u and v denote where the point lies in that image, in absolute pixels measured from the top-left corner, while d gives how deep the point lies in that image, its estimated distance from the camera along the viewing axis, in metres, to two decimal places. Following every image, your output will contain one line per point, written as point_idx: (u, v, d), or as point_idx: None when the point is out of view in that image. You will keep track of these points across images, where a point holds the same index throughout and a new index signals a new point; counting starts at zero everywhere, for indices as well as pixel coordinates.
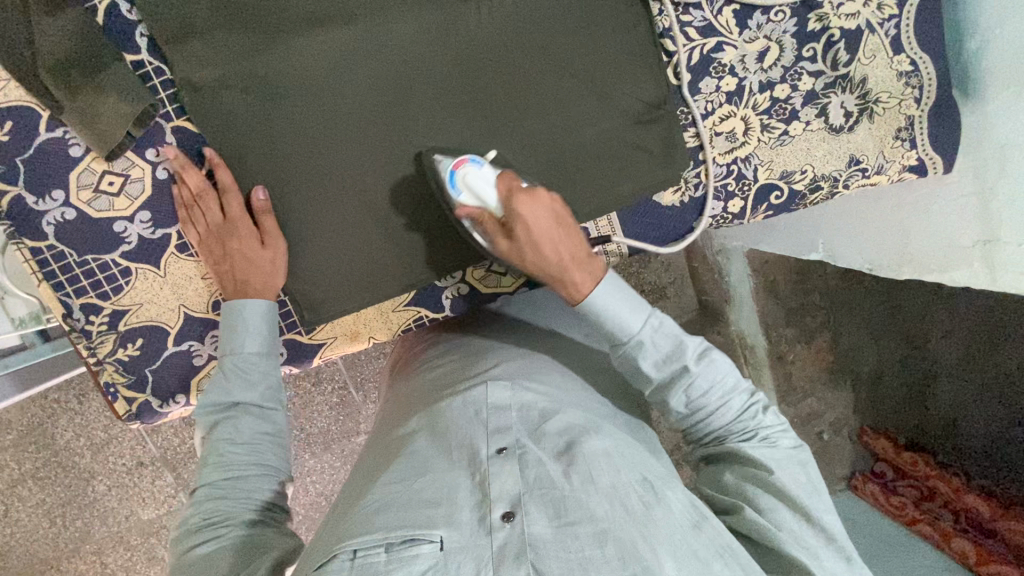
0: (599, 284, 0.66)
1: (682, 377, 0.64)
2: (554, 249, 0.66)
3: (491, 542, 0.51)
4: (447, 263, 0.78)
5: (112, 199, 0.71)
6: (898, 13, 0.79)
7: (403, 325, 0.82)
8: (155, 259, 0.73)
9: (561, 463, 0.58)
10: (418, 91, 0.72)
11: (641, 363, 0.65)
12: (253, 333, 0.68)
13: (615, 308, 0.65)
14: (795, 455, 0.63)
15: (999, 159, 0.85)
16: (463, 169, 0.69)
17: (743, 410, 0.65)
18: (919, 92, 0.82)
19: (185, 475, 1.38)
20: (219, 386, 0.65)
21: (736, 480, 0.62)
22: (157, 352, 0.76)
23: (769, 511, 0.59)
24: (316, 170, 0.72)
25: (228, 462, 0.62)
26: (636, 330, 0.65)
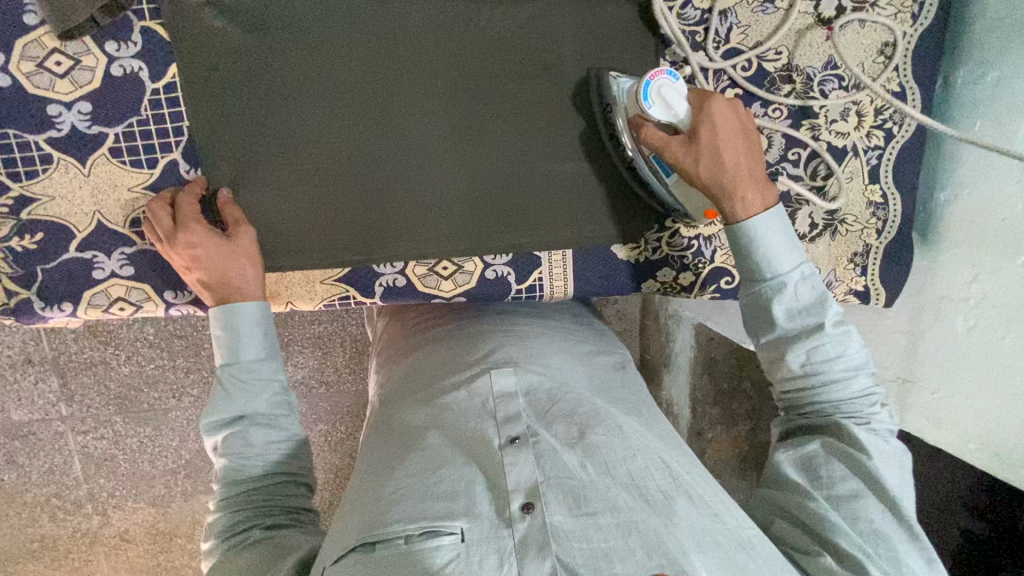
0: (767, 209, 0.69)
1: (813, 335, 0.69)
2: (735, 162, 0.68)
3: (514, 533, 0.57)
4: (404, 248, 0.75)
5: (55, 79, 0.66)
6: (882, 146, 0.82)
7: (326, 299, 0.78)
8: (81, 154, 0.68)
9: (574, 452, 0.65)
10: (411, 72, 0.71)
11: (775, 304, 0.69)
12: (253, 340, 0.69)
13: (771, 244, 0.69)
14: (897, 457, 0.70)
15: (933, 311, 0.88)
16: (660, 79, 0.67)
17: (860, 392, 0.70)
18: (882, 225, 0.85)
19: (73, 385, 1.29)
20: (224, 396, 0.68)
21: (827, 454, 0.69)
22: (54, 252, 0.70)
23: (853, 499, 0.67)
24: (288, 129, 0.70)
25: (241, 472, 0.67)
26: (784, 272, 0.69)
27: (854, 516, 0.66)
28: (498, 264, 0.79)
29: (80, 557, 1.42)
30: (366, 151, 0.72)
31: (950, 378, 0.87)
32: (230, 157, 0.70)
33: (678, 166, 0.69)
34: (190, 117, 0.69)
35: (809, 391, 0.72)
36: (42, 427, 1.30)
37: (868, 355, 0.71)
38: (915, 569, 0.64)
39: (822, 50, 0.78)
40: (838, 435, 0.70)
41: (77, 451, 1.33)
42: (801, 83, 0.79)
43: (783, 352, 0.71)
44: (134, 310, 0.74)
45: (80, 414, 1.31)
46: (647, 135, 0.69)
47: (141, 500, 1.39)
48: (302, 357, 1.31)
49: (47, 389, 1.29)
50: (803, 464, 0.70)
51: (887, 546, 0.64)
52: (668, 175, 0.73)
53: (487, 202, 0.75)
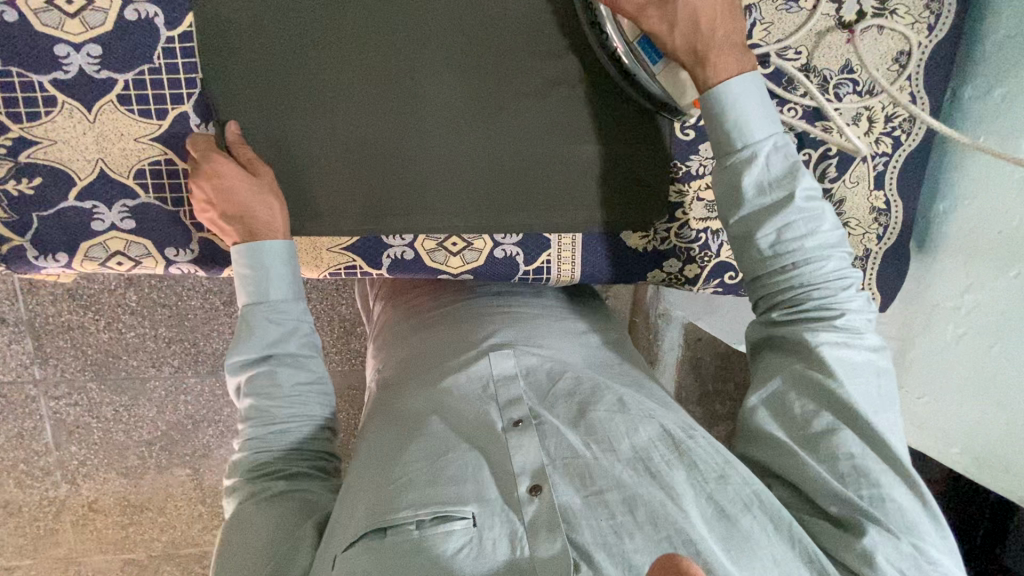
0: (741, 75, 0.66)
1: (782, 215, 0.64)
2: (711, 23, 0.64)
3: (524, 517, 0.57)
4: (413, 221, 0.74)
5: (66, 18, 0.63)
6: (890, 153, 0.84)
7: (333, 267, 0.77)
8: (87, 99, 0.66)
9: (578, 431, 0.65)
10: (430, 42, 0.70)
11: (746, 176, 0.65)
12: (278, 279, 0.68)
13: (742, 113, 0.65)
14: (872, 364, 0.65)
15: (925, 319, 0.90)
16: None
17: (834, 275, 0.65)
18: (883, 231, 0.87)
19: (49, 347, 1.25)
20: (249, 334, 0.67)
21: (795, 387, 0.65)
22: (52, 199, 0.68)
23: (830, 432, 0.62)
24: (296, 74, 0.68)
25: (266, 415, 0.67)
26: (755, 140, 0.66)
27: (834, 453, 0.61)
28: (507, 244, 0.79)
29: (45, 525, 1.38)
30: (376, 102, 0.70)
31: (937, 384, 0.89)
32: (234, 103, 0.67)
33: (652, 31, 0.65)
34: (198, 56, 0.66)
35: (779, 285, 0.67)
36: (12, 389, 1.26)
37: (843, 238, 0.67)
38: (899, 503, 0.59)
39: (840, 54, 0.79)
40: (807, 352, 0.65)
41: (48, 416, 1.29)
42: (817, 84, 0.80)
43: (752, 233, 0.66)
44: (133, 265, 0.71)
45: (54, 378, 1.27)
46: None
47: (113, 471, 1.35)
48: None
49: (21, 351, 1.25)
50: (777, 409, 0.66)
51: (869, 483, 0.59)
52: (653, 62, 0.69)
53: (499, 174, 0.74)
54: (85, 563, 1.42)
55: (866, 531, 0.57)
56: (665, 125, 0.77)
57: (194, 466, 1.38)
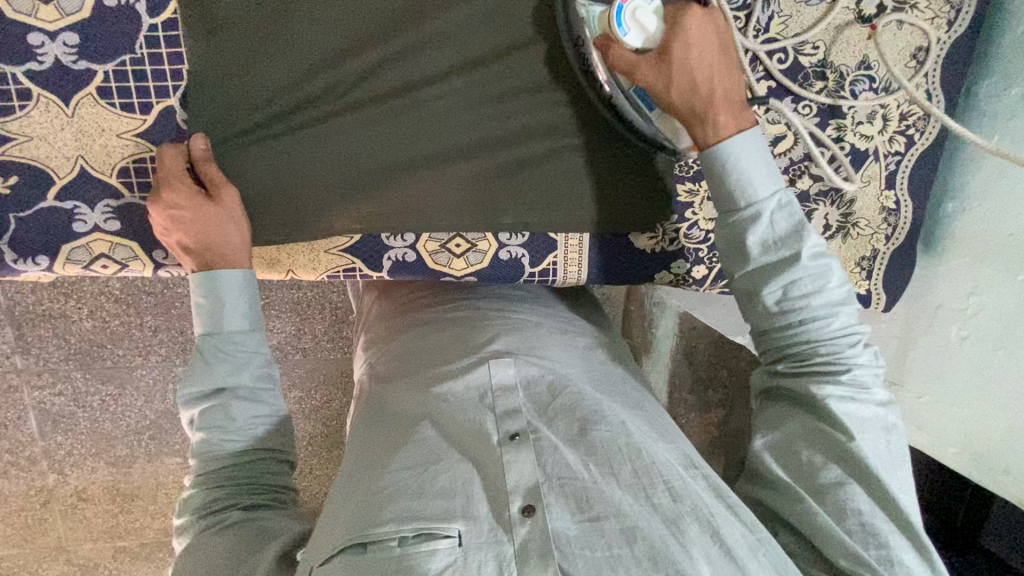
0: (741, 132, 0.63)
1: (787, 275, 0.62)
2: (709, 80, 0.62)
3: (515, 539, 0.56)
4: (403, 221, 0.70)
5: (39, 5, 0.58)
6: (902, 152, 0.82)
7: (330, 269, 0.73)
8: (65, 92, 0.61)
9: (577, 451, 0.64)
10: (427, 36, 0.66)
11: (749, 235, 0.62)
12: (236, 306, 0.65)
13: (744, 168, 0.62)
14: (882, 418, 0.64)
15: (929, 320, 0.90)
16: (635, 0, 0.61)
17: (840, 333, 0.64)
18: (892, 230, 0.86)
19: (30, 337, 1.21)
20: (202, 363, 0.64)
21: (804, 436, 0.64)
22: (29, 198, 0.64)
23: (839, 485, 0.61)
24: (293, 62, 0.64)
25: (217, 448, 0.64)
26: (758, 199, 0.63)
27: (842, 510, 0.61)
28: (513, 245, 0.76)
29: (33, 515, 1.35)
30: (372, 101, 0.67)
31: (938, 384, 0.90)
32: (225, 89, 0.63)
33: (648, 87, 0.63)
34: (186, 33, 0.61)
35: (787, 339, 0.65)
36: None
37: (851, 292, 0.65)
38: (909, 565, 0.58)
39: (858, 49, 0.77)
40: (815, 404, 0.64)
41: (32, 406, 1.25)
42: (834, 81, 0.77)
43: (758, 289, 0.64)
44: (119, 269, 0.68)
45: (37, 367, 1.23)
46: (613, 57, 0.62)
47: (101, 460, 1.33)
48: (279, 322, 1.26)
49: (2, 340, 1.21)
50: (783, 460, 0.66)
51: (878, 542, 0.59)
52: (650, 109, 0.68)
53: (500, 175, 0.71)
54: (75, 551, 1.40)
55: None
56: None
57: (185, 455, 1.35)
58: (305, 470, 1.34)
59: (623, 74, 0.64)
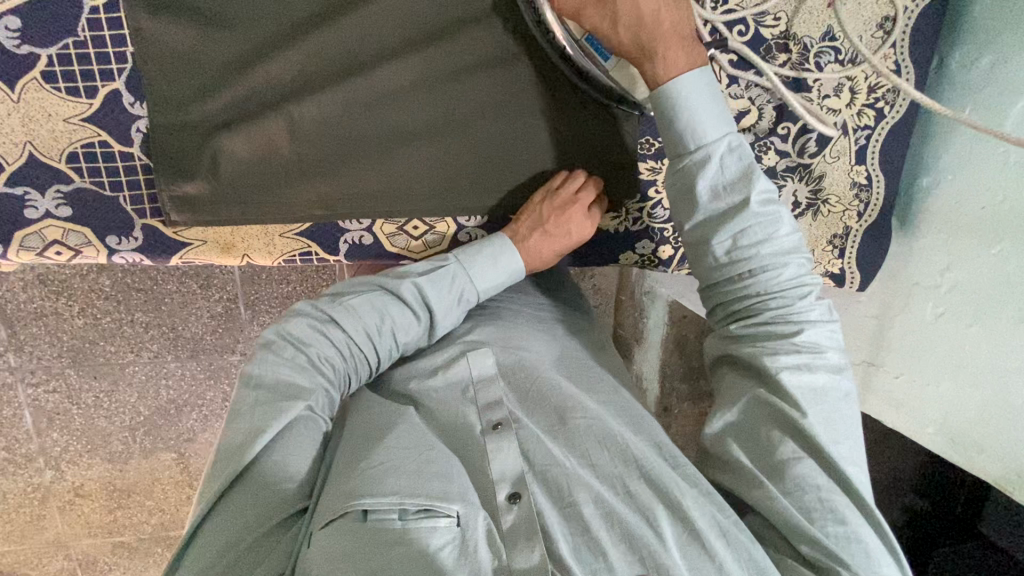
0: (691, 69, 0.62)
1: (736, 218, 0.61)
2: (656, 12, 0.61)
3: (501, 525, 0.58)
4: (368, 204, 0.71)
5: None
6: (872, 126, 0.80)
7: (286, 254, 0.73)
8: (9, 77, 0.61)
9: (558, 441, 0.65)
10: (380, 14, 0.65)
11: (700, 178, 0.62)
12: (488, 284, 0.72)
13: (693, 110, 0.62)
14: (835, 384, 0.62)
15: (904, 298, 0.88)
16: None
17: (793, 283, 0.62)
18: (864, 207, 0.84)
19: (22, 334, 1.22)
20: (433, 286, 0.70)
21: (759, 405, 0.62)
22: None
23: (794, 461, 0.59)
24: (236, 26, 0.63)
25: (379, 338, 0.69)
26: (708, 141, 0.62)
27: (797, 490, 0.58)
28: (472, 227, 0.76)
29: (31, 511, 1.37)
30: (326, 81, 0.66)
31: (914, 363, 0.87)
32: (173, 59, 0.62)
33: (596, 28, 0.62)
34: (126, 4, 0.60)
35: (741, 294, 0.64)
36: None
37: (803, 244, 0.64)
38: (868, 546, 0.56)
39: (821, 19, 0.75)
40: (767, 373, 0.62)
41: (26, 403, 1.26)
42: (797, 53, 0.75)
43: (708, 238, 0.63)
44: (73, 255, 0.68)
45: (30, 365, 1.24)
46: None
47: (96, 456, 1.34)
48: (268, 316, 1.27)
49: None
50: (737, 435, 0.64)
51: (836, 522, 0.57)
52: (604, 59, 0.67)
53: (464, 146, 0.71)
54: (75, 547, 1.42)
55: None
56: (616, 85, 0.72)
57: (179, 450, 1.36)
58: None
59: (572, 18, 0.63)
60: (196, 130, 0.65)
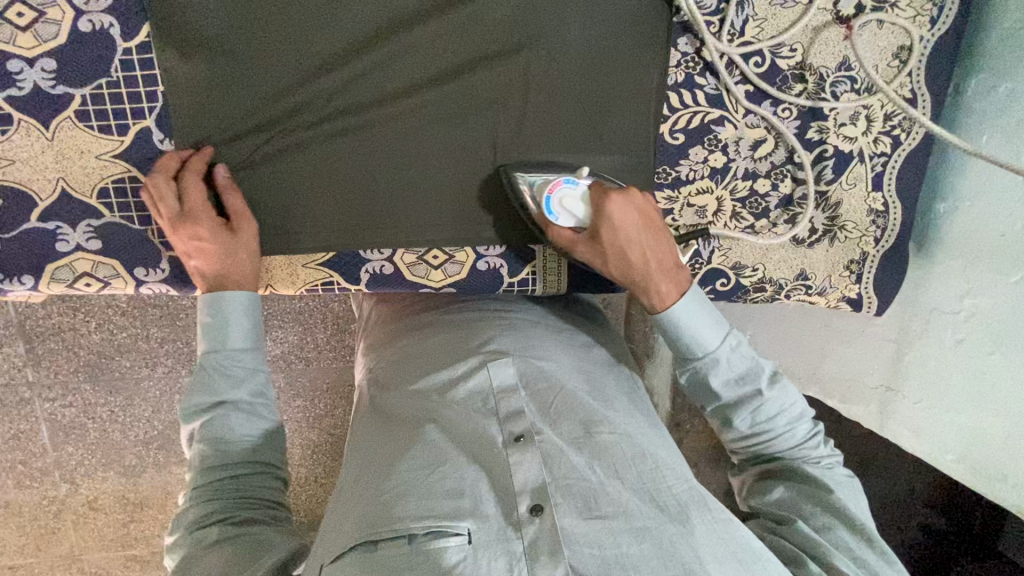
0: (683, 295, 0.68)
1: (749, 398, 0.69)
2: (643, 256, 0.67)
3: (524, 537, 0.56)
4: (390, 234, 0.71)
5: (16, 32, 0.60)
6: (889, 152, 0.80)
7: (310, 283, 0.74)
8: (43, 115, 0.62)
9: (582, 454, 0.64)
10: (405, 52, 0.67)
11: (713, 381, 0.69)
12: (238, 324, 0.66)
13: (697, 327, 0.68)
14: (851, 484, 0.70)
15: (922, 324, 0.88)
16: (559, 190, 0.68)
17: (805, 436, 0.71)
18: (881, 233, 0.84)
19: (40, 350, 1.24)
20: (202, 389, 0.65)
21: (794, 496, 0.69)
22: (14, 220, 0.65)
23: (828, 531, 0.66)
24: (267, 66, 0.64)
25: (213, 458, 0.64)
26: (713, 347, 0.68)
27: (839, 547, 0.65)
28: (491, 256, 0.76)
29: (46, 524, 1.38)
30: (352, 118, 0.67)
31: (933, 389, 0.87)
32: (202, 96, 0.64)
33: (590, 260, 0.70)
34: (161, 47, 0.62)
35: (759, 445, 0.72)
36: (5, 392, 1.24)
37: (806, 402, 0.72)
38: None
39: (837, 50, 0.75)
40: (795, 477, 0.70)
41: (43, 418, 1.28)
42: (814, 83, 0.76)
43: (729, 417, 0.71)
44: (102, 287, 0.69)
45: (48, 380, 1.26)
46: (554, 236, 0.70)
47: (111, 470, 1.35)
48: (282, 332, 1.26)
49: (14, 353, 1.23)
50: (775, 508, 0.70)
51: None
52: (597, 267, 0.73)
53: (484, 178, 0.71)
54: (87, 560, 1.43)
55: None
56: (633, 115, 0.73)
57: None
58: (308, 480, 1.34)
59: (567, 249, 0.70)
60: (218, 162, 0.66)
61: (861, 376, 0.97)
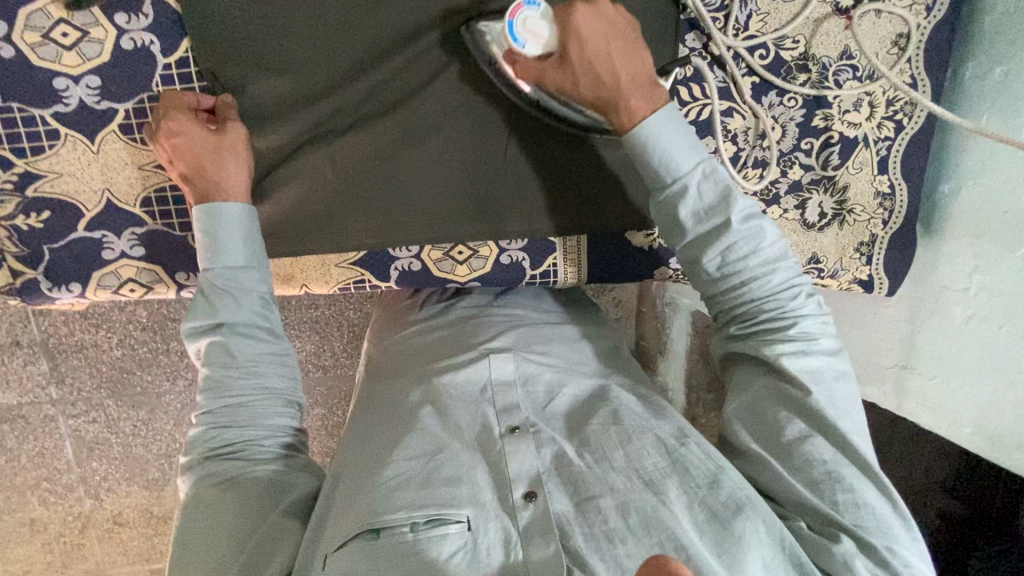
0: (654, 112, 0.65)
1: (721, 231, 0.65)
2: (615, 66, 0.64)
3: (519, 523, 0.58)
4: (411, 236, 0.75)
5: (61, 51, 0.63)
6: (892, 137, 0.83)
7: (341, 281, 0.78)
8: (89, 130, 0.66)
9: (573, 443, 0.66)
10: (427, 58, 0.69)
11: (680, 210, 0.66)
12: (235, 243, 0.66)
13: (666, 148, 0.65)
14: (832, 366, 0.65)
15: (933, 302, 0.90)
16: (520, 13, 0.63)
17: (784, 286, 0.67)
18: (889, 215, 0.87)
19: (63, 367, 1.26)
20: (202, 312, 0.65)
21: (766, 394, 0.67)
22: (62, 231, 0.68)
23: (800, 438, 0.63)
24: (297, 77, 0.68)
25: (220, 386, 0.65)
26: (682, 172, 0.65)
27: (807, 461, 0.63)
28: (513, 249, 0.80)
29: (71, 540, 1.40)
30: (377, 123, 0.71)
31: (947, 365, 0.89)
32: (244, 113, 0.68)
33: (559, 87, 0.66)
34: (199, 63, 0.66)
35: (733, 302, 0.68)
36: (29, 410, 1.27)
37: (788, 249, 0.68)
38: (874, 506, 0.60)
39: (838, 40, 0.78)
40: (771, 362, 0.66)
41: (67, 435, 1.30)
42: (817, 73, 0.79)
43: (698, 258, 0.67)
44: (146, 291, 0.72)
45: (71, 397, 1.28)
46: (517, 65, 0.65)
47: (134, 485, 1.38)
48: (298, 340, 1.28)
49: (37, 372, 1.26)
50: (749, 418, 0.68)
51: (842, 486, 0.61)
52: (570, 104, 0.69)
53: (501, 176, 0.75)
54: None
55: (841, 536, 0.59)
56: None
57: None
58: None
59: (535, 83, 0.66)
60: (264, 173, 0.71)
61: (875, 357, 0.99)
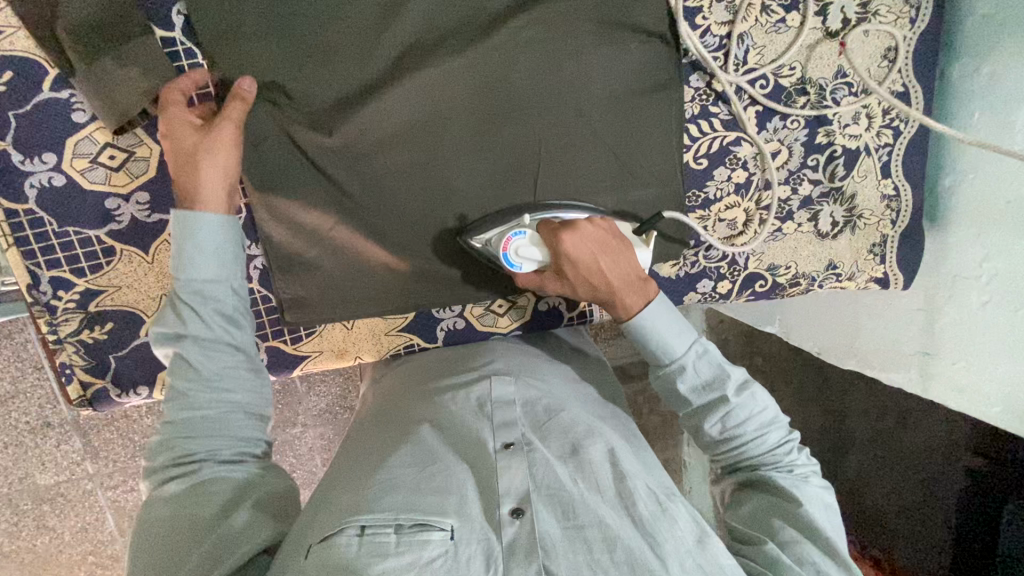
0: (648, 304, 0.70)
1: (719, 404, 0.68)
2: (607, 271, 0.68)
3: (502, 537, 0.54)
4: (449, 298, 0.80)
5: (110, 173, 0.67)
6: (892, 143, 0.87)
7: (392, 348, 0.84)
8: (143, 243, 0.69)
9: (568, 465, 0.62)
10: (452, 130, 0.73)
11: (679, 386, 0.69)
12: (206, 256, 0.61)
13: (660, 334, 0.69)
14: (824, 499, 0.67)
15: (947, 291, 0.94)
16: (512, 246, 0.71)
17: (778, 445, 0.69)
18: (896, 215, 0.91)
19: (99, 441, 1.20)
20: (167, 324, 0.60)
21: (763, 507, 0.66)
22: (125, 339, 0.72)
23: (791, 542, 0.61)
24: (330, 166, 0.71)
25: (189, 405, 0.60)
26: (679, 354, 0.69)
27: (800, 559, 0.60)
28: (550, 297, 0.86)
29: None
30: (407, 196, 0.74)
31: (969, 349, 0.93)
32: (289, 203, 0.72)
33: (560, 292, 0.73)
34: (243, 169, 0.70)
35: (735, 458, 0.71)
36: (68, 488, 1.20)
37: (781, 414, 0.71)
38: None
39: (832, 61, 0.83)
40: (770, 486, 0.67)
41: (108, 506, 1.23)
42: (815, 94, 0.83)
43: (700, 425, 0.70)
44: None
45: (107, 469, 1.20)
46: (520, 283, 0.74)
47: None
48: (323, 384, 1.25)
49: (70, 448, 1.18)
50: (746, 520, 0.66)
51: None
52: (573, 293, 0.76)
53: None
54: None
55: None
56: (660, 147, 0.79)
57: None
58: None
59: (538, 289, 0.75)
60: (308, 250, 0.75)
61: (897, 344, 1.01)
